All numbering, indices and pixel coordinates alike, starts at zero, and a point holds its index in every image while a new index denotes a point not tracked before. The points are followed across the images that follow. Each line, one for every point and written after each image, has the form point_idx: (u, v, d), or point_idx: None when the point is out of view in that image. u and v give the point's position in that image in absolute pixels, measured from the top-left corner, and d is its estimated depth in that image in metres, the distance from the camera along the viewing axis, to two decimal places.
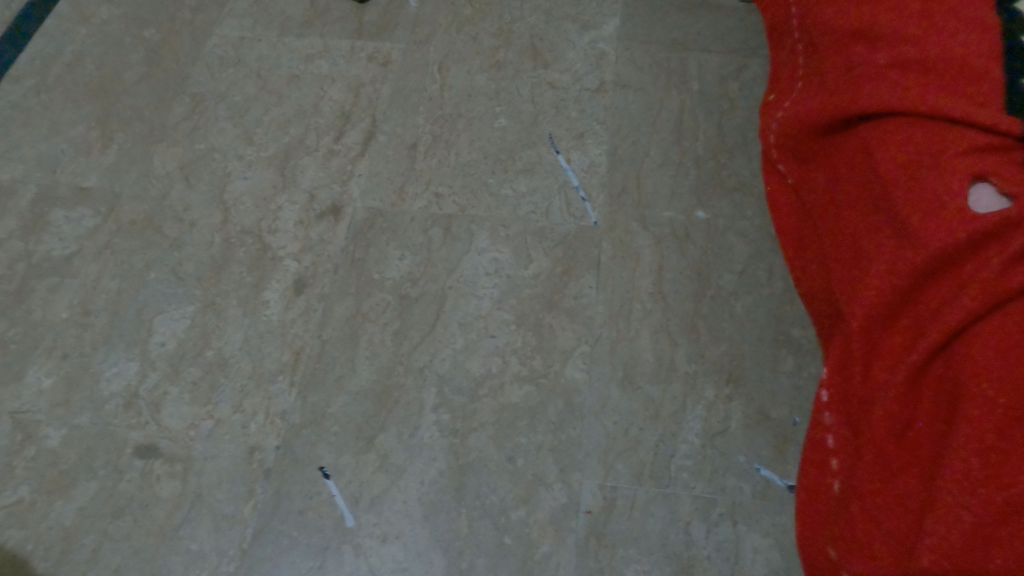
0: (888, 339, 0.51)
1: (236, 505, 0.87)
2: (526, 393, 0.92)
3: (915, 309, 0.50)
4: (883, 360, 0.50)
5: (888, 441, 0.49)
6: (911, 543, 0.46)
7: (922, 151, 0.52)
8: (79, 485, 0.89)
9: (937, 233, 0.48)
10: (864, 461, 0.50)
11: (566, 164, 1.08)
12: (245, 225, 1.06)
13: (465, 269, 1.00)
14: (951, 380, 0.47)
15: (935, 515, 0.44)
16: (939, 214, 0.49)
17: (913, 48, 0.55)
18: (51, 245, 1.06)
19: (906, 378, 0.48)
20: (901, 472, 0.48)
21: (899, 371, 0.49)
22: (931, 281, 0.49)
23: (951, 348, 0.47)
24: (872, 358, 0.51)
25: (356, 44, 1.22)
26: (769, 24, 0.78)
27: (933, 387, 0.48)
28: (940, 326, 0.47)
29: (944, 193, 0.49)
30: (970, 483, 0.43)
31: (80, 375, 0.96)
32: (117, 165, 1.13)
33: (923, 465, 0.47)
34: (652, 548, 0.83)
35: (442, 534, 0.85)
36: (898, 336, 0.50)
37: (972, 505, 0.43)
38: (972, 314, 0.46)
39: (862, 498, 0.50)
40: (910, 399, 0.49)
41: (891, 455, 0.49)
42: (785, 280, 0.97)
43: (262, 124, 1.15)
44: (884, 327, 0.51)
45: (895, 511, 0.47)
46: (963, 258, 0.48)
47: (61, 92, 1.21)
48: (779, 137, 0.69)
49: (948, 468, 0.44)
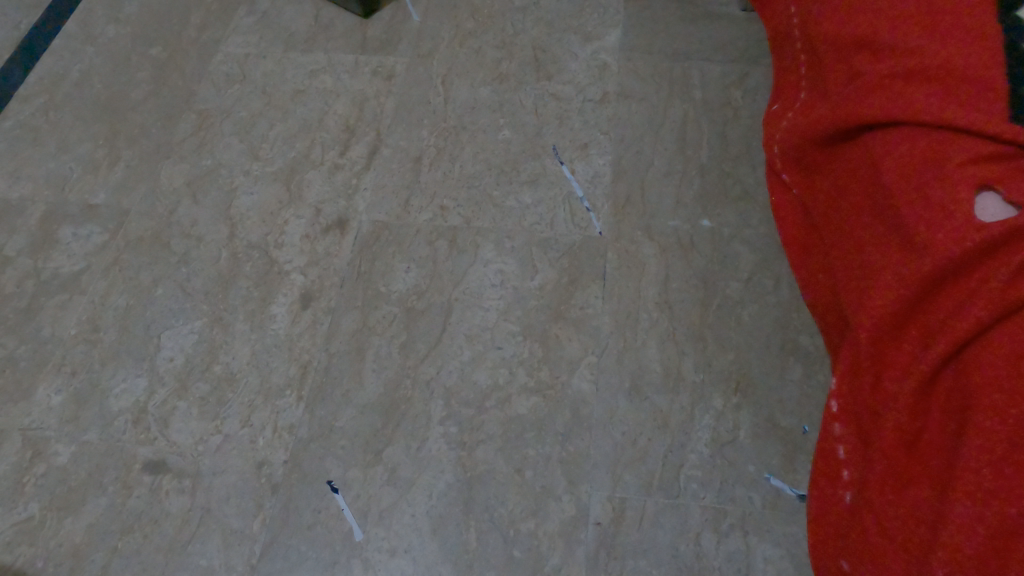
0: (897, 349, 0.50)
1: (245, 520, 0.87)
2: (533, 404, 0.92)
3: (922, 318, 0.50)
4: (892, 370, 0.50)
5: (899, 451, 0.48)
6: (924, 555, 0.45)
7: (926, 161, 0.52)
8: (88, 502, 0.89)
9: (941, 242, 0.48)
10: (875, 471, 0.50)
11: (570, 174, 1.08)
12: (252, 239, 1.07)
13: (471, 281, 1.01)
14: (961, 390, 0.46)
15: (948, 526, 0.44)
16: (944, 223, 0.49)
17: (915, 58, 0.55)
18: (60, 262, 1.07)
19: (916, 388, 0.48)
20: (912, 482, 0.48)
21: (909, 380, 0.49)
22: (939, 290, 0.49)
23: (960, 357, 0.47)
24: (881, 369, 0.51)
25: (360, 59, 1.23)
26: (771, 36, 0.79)
27: (945, 396, 0.48)
28: (947, 335, 0.47)
29: (948, 202, 0.49)
30: (982, 493, 0.43)
31: (88, 392, 0.97)
32: (124, 182, 1.14)
33: (934, 475, 0.47)
34: (662, 559, 0.82)
35: (451, 547, 0.84)
36: (907, 346, 0.50)
37: (986, 515, 0.42)
38: (980, 323, 0.46)
39: (873, 509, 0.49)
40: (920, 409, 0.48)
41: (902, 465, 0.48)
42: (792, 287, 0.97)
43: (267, 139, 1.16)
44: (893, 337, 0.51)
45: (908, 521, 0.47)
46: (970, 267, 0.48)
47: (69, 110, 1.22)
48: (782, 147, 0.69)
49: (959, 479, 0.44)
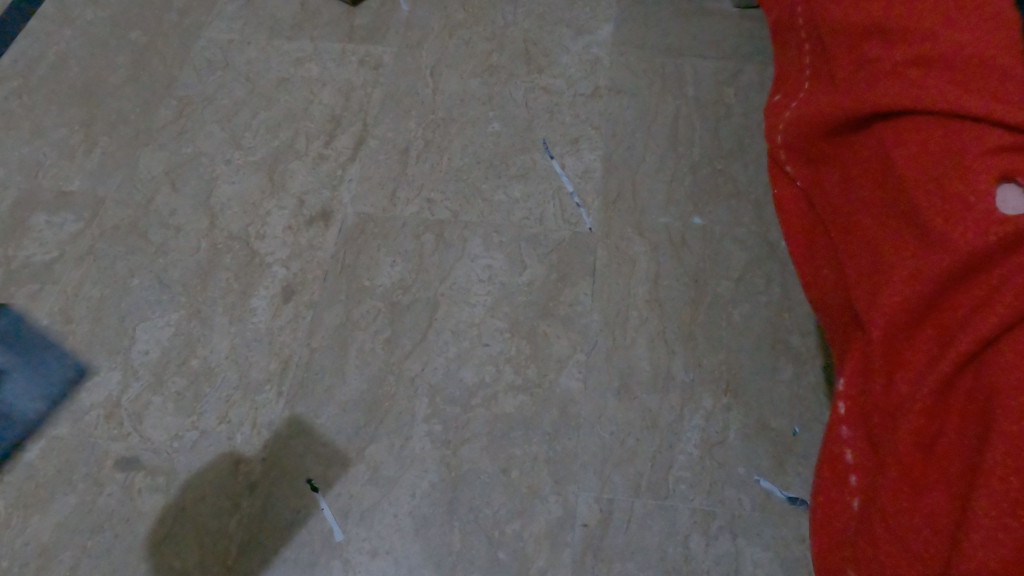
0: (912, 351, 0.48)
1: (221, 519, 0.84)
2: (520, 403, 0.89)
3: (940, 317, 0.47)
4: (906, 373, 0.47)
5: (914, 457, 0.46)
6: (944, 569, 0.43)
7: (945, 152, 0.49)
8: (57, 499, 0.86)
9: (962, 238, 0.46)
10: (888, 478, 0.47)
11: (560, 169, 1.06)
12: (233, 230, 1.03)
13: (458, 276, 0.98)
14: (984, 394, 0.44)
15: (969, 538, 0.41)
16: (964, 216, 0.46)
17: (932, 43, 0.52)
18: (32, 251, 1.03)
19: (933, 391, 0.45)
20: (928, 491, 0.45)
21: (927, 383, 0.46)
22: (958, 287, 0.46)
23: (981, 359, 0.44)
24: (895, 371, 0.48)
25: (347, 48, 1.20)
26: (774, 27, 0.76)
27: (964, 399, 0.45)
28: (969, 336, 0.44)
29: (970, 194, 0.46)
30: (1008, 503, 0.40)
31: (59, 385, 0.93)
32: (101, 169, 1.09)
33: (952, 482, 0.44)
34: (650, 562, 0.80)
35: (434, 549, 0.82)
36: (922, 347, 0.47)
37: (1012, 526, 0.40)
38: (1006, 322, 0.43)
39: (884, 518, 0.46)
40: (936, 414, 0.46)
41: (918, 472, 0.46)
42: (784, 286, 0.95)
43: (250, 128, 1.12)
44: (908, 336, 0.48)
45: (924, 531, 0.44)
46: (990, 264, 0.45)
47: (43, 94, 1.17)
48: (786, 138, 0.65)
49: (982, 487, 0.41)
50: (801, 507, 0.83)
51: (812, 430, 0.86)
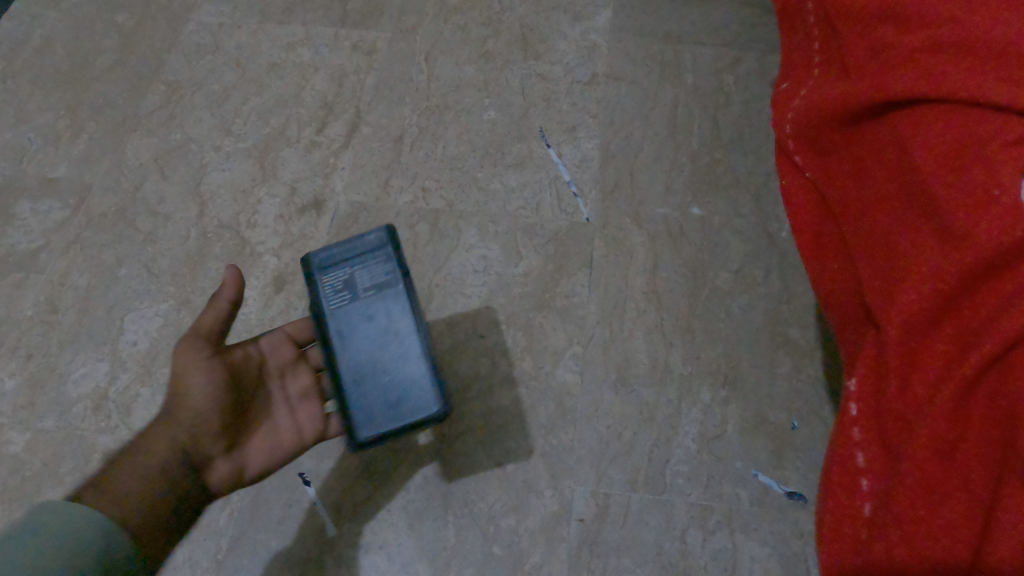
0: (929, 350, 0.46)
1: (211, 513, 0.82)
2: (515, 396, 0.87)
3: (959, 317, 0.46)
4: (924, 374, 0.46)
5: (933, 462, 0.44)
6: None
7: (968, 144, 0.47)
8: (44, 493, 0.84)
9: (986, 235, 0.44)
10: (903, 484, 0.45)
11: (557, 158, 1.04)
12: (222, 218, 1.01)
13: (452, 266, 0.96)
14: (1009, 396, 0.43)
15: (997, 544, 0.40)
16: (987, 211, 0.45)
17: (950, 26, 0.50)
18: (17, 239, 1.00)
19: (955, 393, 0.44)
20: (948, 497, 0.44)
21: (946, 384, 0.45)
22: (978, 287, 0.45)
23: (1006, 360, 0.43)
24: (911, 371, 0.47)
25: (340, 33, 1.16)
26: (781, 11, 0.74)
27: (985, 400, 0.44)
28: (995, 337, 0.43)
29: (994, 187, 0.45)
30: None
31: (45, 376, 0.91)
32: (87, 155, 1.06)
33: (973, 489, 0.43)
34: (647, 557, 0.79)
35: (427, 543, 0.81)
36: (941, 347, 0.46)
37: None
38: None
39: (900, 526, 0.45)
40: (956, 417, 0.44)
41: (937, 478, 0.44)
42: (784, 278, 0.94)
43: (240, 114, 1.09)
44: (925, 335, 0.47)
45: (944, 538, 0.43)
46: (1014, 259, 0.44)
47: (28, 78, 1.14)
48: (795, 128, 0.63)
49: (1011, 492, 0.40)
50: (799, 502, 0.81)
51: (811, 424, 0.85)
